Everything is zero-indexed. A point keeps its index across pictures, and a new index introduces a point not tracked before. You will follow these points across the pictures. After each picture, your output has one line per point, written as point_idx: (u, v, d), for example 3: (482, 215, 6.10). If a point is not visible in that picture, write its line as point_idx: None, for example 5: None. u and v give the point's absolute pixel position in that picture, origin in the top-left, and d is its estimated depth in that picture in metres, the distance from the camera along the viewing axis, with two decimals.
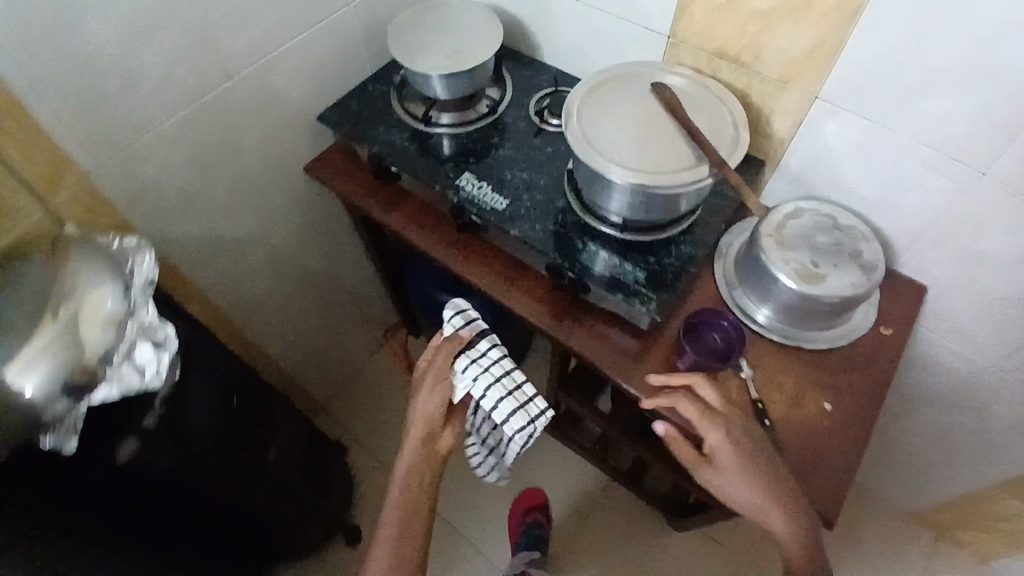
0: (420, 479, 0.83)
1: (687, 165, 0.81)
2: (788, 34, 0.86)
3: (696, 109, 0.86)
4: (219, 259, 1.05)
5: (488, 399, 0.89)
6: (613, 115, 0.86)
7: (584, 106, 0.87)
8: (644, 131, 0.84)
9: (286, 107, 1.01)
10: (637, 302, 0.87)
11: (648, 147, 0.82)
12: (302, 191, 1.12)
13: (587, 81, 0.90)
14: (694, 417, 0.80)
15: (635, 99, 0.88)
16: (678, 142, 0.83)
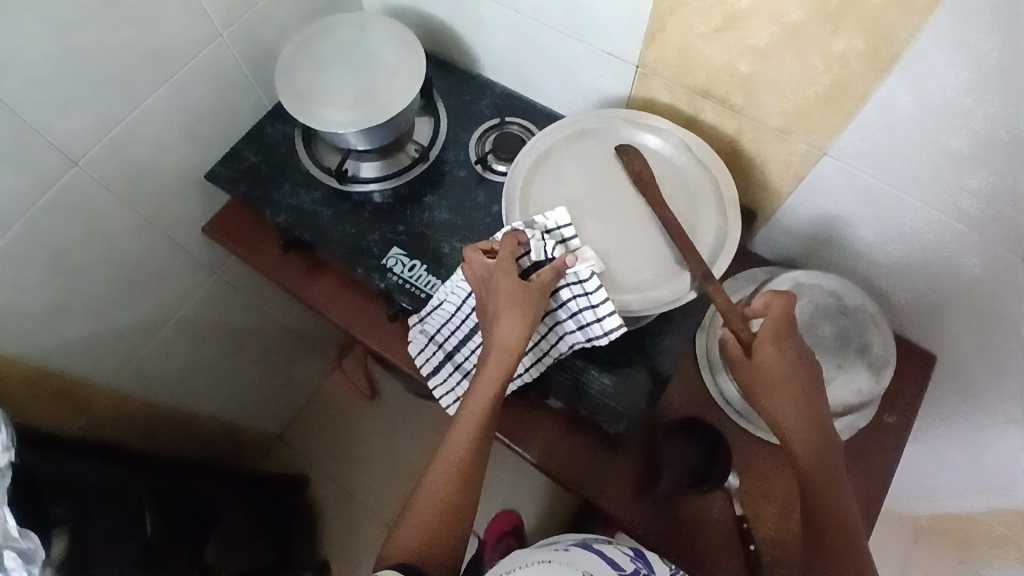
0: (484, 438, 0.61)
1: (661, 273, 0.66)
2: (789, 79, 0.65)
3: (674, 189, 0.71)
4: (115, 350, 0.88)
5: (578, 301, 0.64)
6: (565, 202, 0.70)
7: (530, 188, 0.71)
8: (605, 222, 0.68)
9: (163, 172, 0.82)
10: (603, 421, 0.72)
11: (610, 248, 0.67)
12: (202, 252, 0.94)
13: (534, 148, 0.73)
14: (771, 342, 0.60)
15: (592, 172, 0.71)
16: (651, 239, 0.67)
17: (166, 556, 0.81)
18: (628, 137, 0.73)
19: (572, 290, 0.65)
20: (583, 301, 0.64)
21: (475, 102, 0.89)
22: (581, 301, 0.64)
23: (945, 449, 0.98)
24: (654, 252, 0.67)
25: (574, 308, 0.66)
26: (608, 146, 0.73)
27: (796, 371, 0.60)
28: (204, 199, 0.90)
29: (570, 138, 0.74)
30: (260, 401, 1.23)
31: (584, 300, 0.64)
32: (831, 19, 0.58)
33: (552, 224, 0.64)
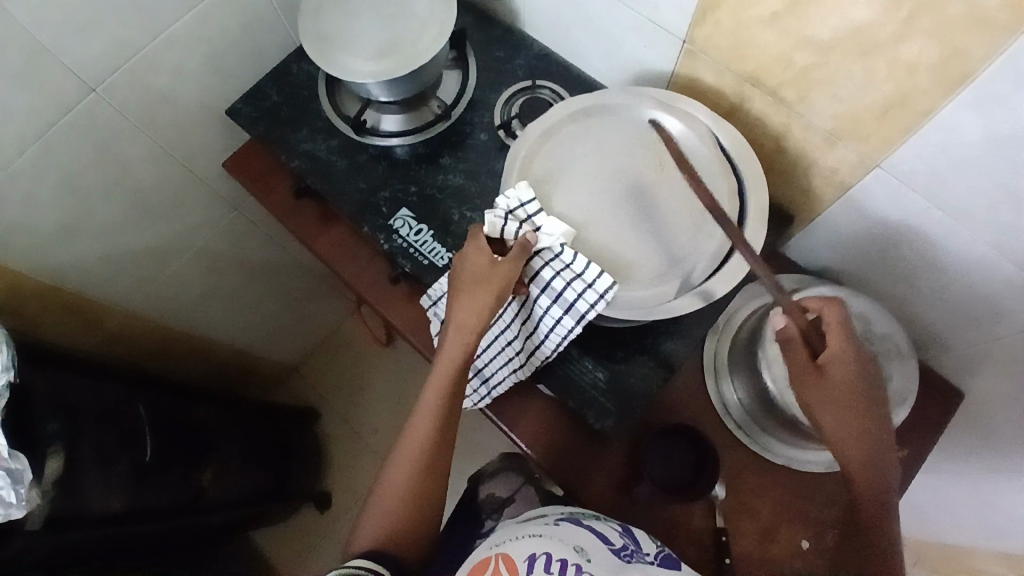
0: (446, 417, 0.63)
1: (661, 267, 0.62)
2: (848, 80, 0.58)
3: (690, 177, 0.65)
4: (130, 274, 0.90)
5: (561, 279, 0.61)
6: (572, 183, 0.65)
7: (538, 161, 0.66)
8: (610, 210, 0.63)
9: (181, 103, 0.80)
10: (590, 416, 0.70)
11: (612, 239, 0.62)
12: (220, 185, 0.93)
13: (546, 118, 0.67)
14: (840, 367, 0.58)
15: (610, 154, 0.66)
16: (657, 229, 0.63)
17: (164, 475, 0.85)
18: (655, 119, 0.67)
19: (559, 267, 0.61)
20: (572, 275, 0.60)
21: (508, 60, 0.84)
22: (569, 275, 0.61)
23: (954, 481, 0.94)
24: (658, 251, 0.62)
25: (560, 286, 0.62)
26: (632, 129, 0.67)
27: (857, 400, 0.58)
28: (223, 132, 0.88)
29: (586, 111, 0.68)
30: (276, 333, 1.26)
31: (573, 273, 0.60)
32: (905, 20, 0.51)
33: (515, 205, 0.61)
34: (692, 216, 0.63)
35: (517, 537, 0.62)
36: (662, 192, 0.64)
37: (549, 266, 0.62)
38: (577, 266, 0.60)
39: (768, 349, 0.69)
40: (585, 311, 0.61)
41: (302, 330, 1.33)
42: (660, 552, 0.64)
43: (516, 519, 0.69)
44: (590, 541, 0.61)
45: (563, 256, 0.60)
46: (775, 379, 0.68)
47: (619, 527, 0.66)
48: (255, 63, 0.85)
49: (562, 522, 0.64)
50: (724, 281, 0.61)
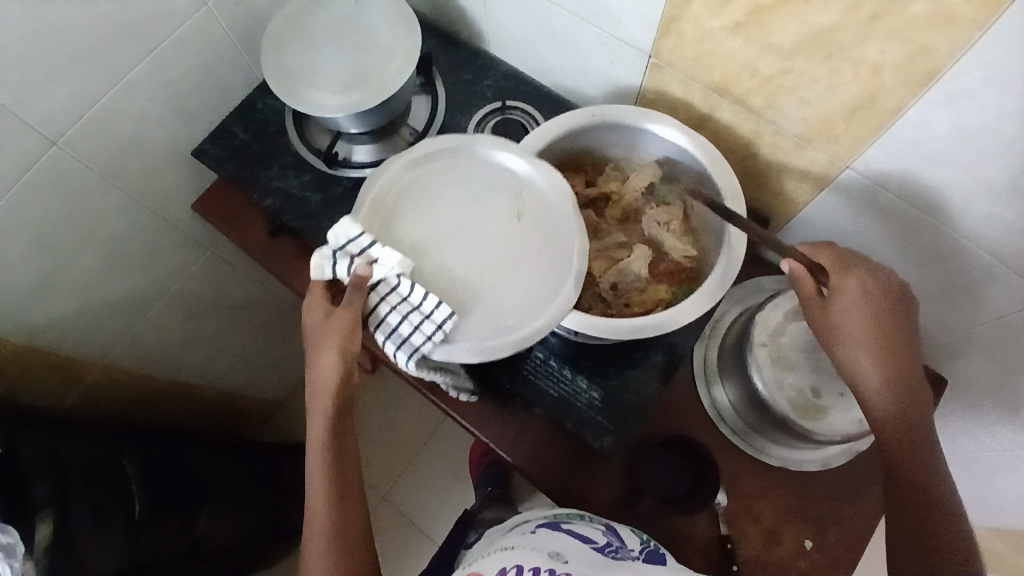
0: (342, 495, 0.65)
1: (513, 308, 0.60)
2: (814, 85, 0.59)
3: (542, 218, 0.63)
4: (107, 325, 0.88)
5: (398, 315, 0.59)
6: (423, 227, 0.63)
7: (398, 203, 0.64)
8: (462, 255, 0.62)
9: (148, 149, 0.79)
10: (587, 435, 0.70)
11: (461, 283, 0.61)
12: (192, 227, 0.91)
13: (405, 155, 0.65)
14: (855, 301, 0.58)
15: (463, 198, 0.65)
16: (512, 274, 0.61)
17: (159, 524, 0.84)
18: (506, 158, 0.66)
19: (397, 302, 0.59)
20: (410, 309, 0.59)
21: (476, 82, 0.84)
22: (406, 310, 0.59)
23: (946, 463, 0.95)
24: (510, 295, 0.60)
25: (397, 322, 0.59)
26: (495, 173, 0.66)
27: (882, 328, 0.58)
28: (191, 174, 0.87)
29: (448, 152, 0.66)
30: (261, 370, 1.24)
31: (411, 306, 0.59)
32: (867, 25, 0.51)
33: (343, 241, 0.59)
34: (544, 256, 0.62)
35: (491, 553, 0.60)
36: (516, 234, 0.63)
37: (385, 301, 0.60)
38: (414, 298, 0.59)
39: (757, 354, 0.69)
40: (422, 343, 0.59)
41: (289, 364, 1.31)
42: (645, 547, 0.63)
43: (502, 530, 0.68)
44: (568, 546, 0.59)
45: (398, 288, 0.59)
46: (766, 384, 0.68)
47: (601, 528, 0.65)
48: (220, 102, 0.84)
49: (539, 529, 0.62)
50: (710, 291, 0.61)
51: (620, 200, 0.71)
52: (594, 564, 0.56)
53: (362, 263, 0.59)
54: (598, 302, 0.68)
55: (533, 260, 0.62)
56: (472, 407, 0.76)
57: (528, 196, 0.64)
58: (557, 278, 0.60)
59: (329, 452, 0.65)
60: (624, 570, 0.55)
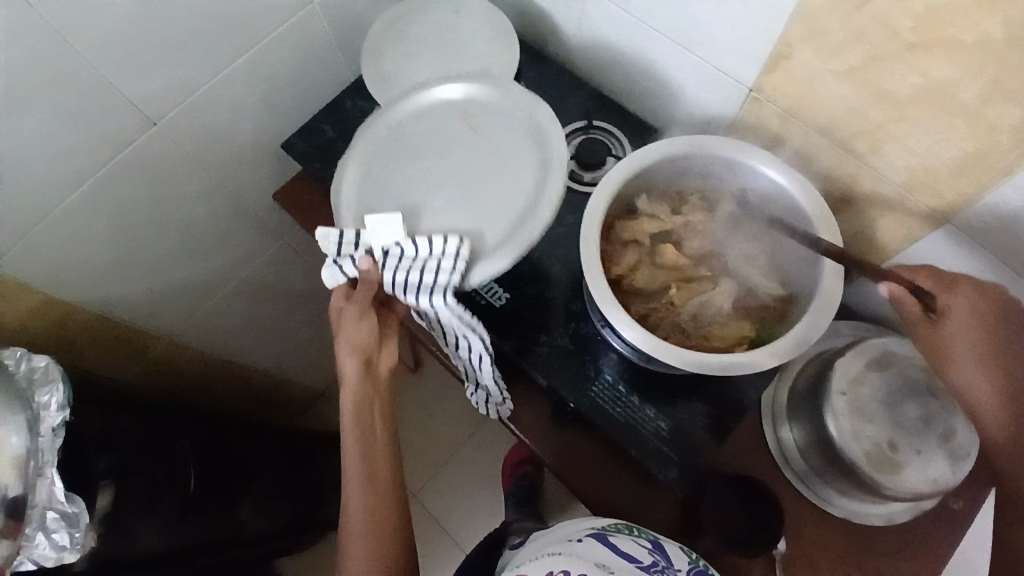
0: (375, 471, 0.70)
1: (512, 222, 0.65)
2: (926, 136, 0.58)
3: (508, 139, 0.70)
4: (175, 304, 0.89)
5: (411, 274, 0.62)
6: (404, 182, 0.69)
7: (373, 169, 0.70)
8: (451, 186, 0.68)
9: (238, 137, 0.80)
10: (652, 466, 0.69)
11: (461, 217, 0.66)
12: (267, 216, 0.93)
13: (358, 139, 0.71)
14: (962, 314, 0.58)
15: (421, 152, 0.70)
16: (507, 192, 0.67)
17: (207, 507, 0.85)
18: (438, 94, 0.72)
19: (409, 262, 0.63)
20: (416, 258, 0.62)
21: (564, 99, 0.84)
22: (418, 263, 0.62)
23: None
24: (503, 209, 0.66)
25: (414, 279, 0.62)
26: (413, 121, 0.72)
27: (996, 341, 0.56)
28: (274, 165, 0.88)
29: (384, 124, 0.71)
30: (310, 360, 1.25)
31: (415, 257, 0.62)
32: (994, 85, 0.50)
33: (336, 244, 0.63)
34: (522, 170, 0.68)
35: (540, 557, 0.59)
36: (495, 155, 0.70)
37: (396, 266, 0.63)
38: (416, 253, 0.63)
39: (835, 402, 0.69)
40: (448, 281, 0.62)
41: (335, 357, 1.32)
42: (693, 567, 0.58)
43: (555, 532, 0.66)
44: (616, 558, 0.57)
45: (400, 252, 0.63)
46: (841, 433, 0.68)
47: (649, 543, 0.61)
48: (311, 96, 0.85)
49: (586, 539, 0.60)
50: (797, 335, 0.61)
51: (705, 232, 0.71)
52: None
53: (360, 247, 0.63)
54: (676, 331, 0.68)
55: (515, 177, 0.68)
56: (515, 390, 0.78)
57: (479, 113, 0.71)
58: (536, 172, 0.68)
59: (360, 433, 0.69)
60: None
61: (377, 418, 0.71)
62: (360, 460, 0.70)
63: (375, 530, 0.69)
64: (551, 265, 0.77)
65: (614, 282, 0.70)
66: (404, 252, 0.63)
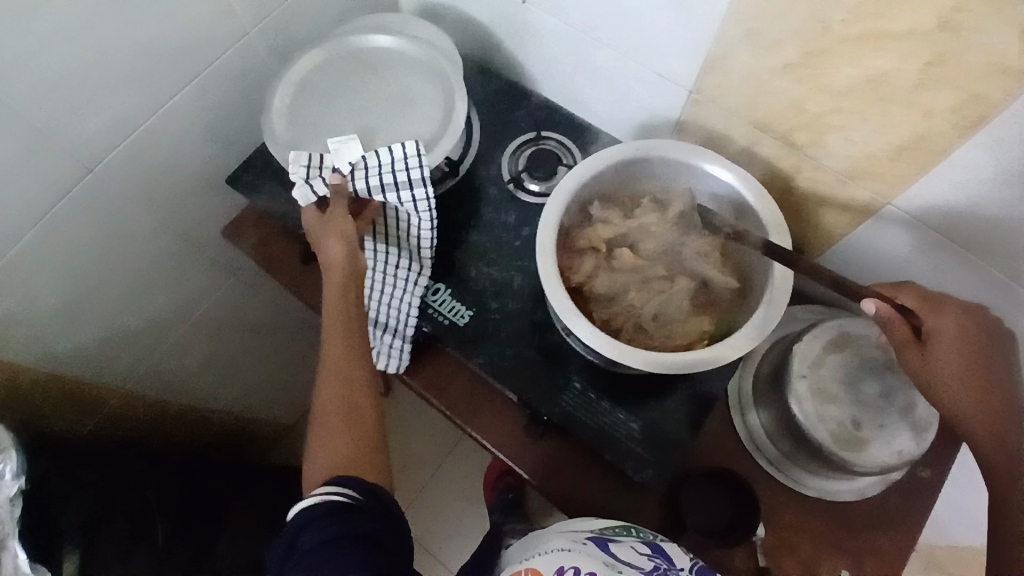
0: (352, 374, 0.65)
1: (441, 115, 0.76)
2: (861, 124, 0.60)
3: (408, 59, 0.79)
4: (130, 350, 0.86)
5: (381, 174, 0.69)
6: (337, 120, 0.76)
7: (298, 110, 0.76)
8: (379, 111, 0.76)
9: (182, 176, 0.78)
10: (629, 468, 0.70)
11: (399, 128, 0.75)
12: (219, 252, 0.90)
13: (283, 89, 0.76)
14: (954, 335, 0.60)
15: (342, 91, 0.77)
16: (427, 100, 0.76)
17: None
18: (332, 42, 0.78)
19: (375, 168, 0.69)
20: (385, 162, 0.68)
21: (511, 112, 0.85)
22: (382, 166, 0.69)
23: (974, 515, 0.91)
24: (432, 111, 0.76)
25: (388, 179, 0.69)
26: (324, 76, 0.77)
27: (977, 354, 0.59)
28: (222, 200, 0.86)
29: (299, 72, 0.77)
30: (276, 393, 1.22)
31: (384, 161, 0.68)
32: (922, 72, 0.53)
33: (305, 164, 0.69)
34: (432, 80, 0.77)
35: (547, 554, 0.61)
36: (402, 73, 0.78)
37: (366, 174, 0.69)
38: (383, 161, 0.69)
39: (798, 386, 0.71)
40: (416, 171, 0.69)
41: (301, 388, 1.29)
42: (693, 566, 0.62)
43: (558, 525, 0.67)
44: (618, 563, 0.58)
45: (365, 163, 0.69)
46: (807, 416, 0.70)
47: (647, 546, 0.62)
48: (255, 129, 0.84)
49: (589, 542, 0.61)
50: (757, 328, 0.63)
51: (660, 233, 0.72)
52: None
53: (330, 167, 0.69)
54: (639, 332, 0.69)
55: (428, 86, 0.77)
56: (471, 383, 0.79)
57: (371, 50, 0.79)
58: (445, 94, 0.76)
59: (342, 322, 0.66)
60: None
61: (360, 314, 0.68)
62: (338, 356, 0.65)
63: (352, 437, 0.63)
64: (513, 278, 0.77)
65: (574, 290, 0.71)
66: (373, 160, 0.69)
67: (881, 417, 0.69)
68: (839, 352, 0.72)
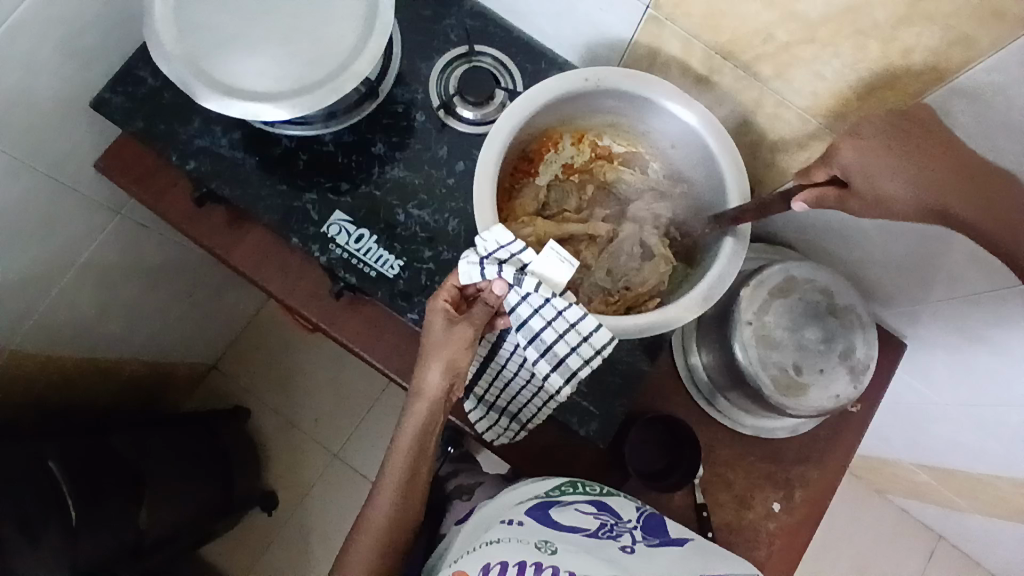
0: (403, 515, 0.61)
1: (364, 16, 0.63)
2: (831, 59, 0.53)
3: None
4: (5, 311, 0.75)
5: (549, 333, 0.57)
6: (234, 26, 0.62)
7: (182, 15, 0.61)
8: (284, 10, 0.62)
9: (37, 106, 0.64)
10: (574, 422, 0.67)
11: (313, 32, 0.62)
12: (98, 189, 0.77)
13: None
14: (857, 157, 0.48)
15: None
16: None
17: (102, 523, 0.77)
18: None
19: (545, 332, 0.57)
20: (569, 336, 0.57)
21: (437, 20, 0.72)
22: (559, 328, 0.57)
23: (971, 453, 0.89)
24: (353, 6, 0.63)
25: (551, 339, 0.58)
26: None
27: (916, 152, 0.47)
28: (91, 128, 0.72)
29: None
30: (192, 332, 1.12)
31: (569, 337, 0.57)
32: (906, 5, 0.46)
33: (493, 246, 0.55)
34: None
35: (474, 549, 0.55)
36: None
37: (543, 321, 0.57)
38: (561, 348, 0.58)
39: (743, 331, 0.68)
40: (577, 366, 0.58)
41: (218, 325, 1.18)
42: (641, 515, 0.59)
43: (493, 505, 0.63)
44: (557, 534, 0.55)
45: (546, 320, 0.56)
46: (751, 363, 0.68)
47: (593, 506, 0.59)
48: (122, 39, 0.68)
49: (525, 518, 0.57)
50: (713, 289, 0.59)
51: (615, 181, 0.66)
52: (586, 552, 0.51)
53: (527, 276, 0.54)
54: (598, 292, 0.64)
55: None
56: (404, 339, 0.71)
57: None
58: None
59: (410, 462, 0.61)
60: (621, 563, 0.51)
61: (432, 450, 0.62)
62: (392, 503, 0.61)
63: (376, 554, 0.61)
64: (448, 222, 0.69)
65: None
66: (565, 332, 0.57)
67: (821, 363, 0.69)
68: (786, 297, 0.70)
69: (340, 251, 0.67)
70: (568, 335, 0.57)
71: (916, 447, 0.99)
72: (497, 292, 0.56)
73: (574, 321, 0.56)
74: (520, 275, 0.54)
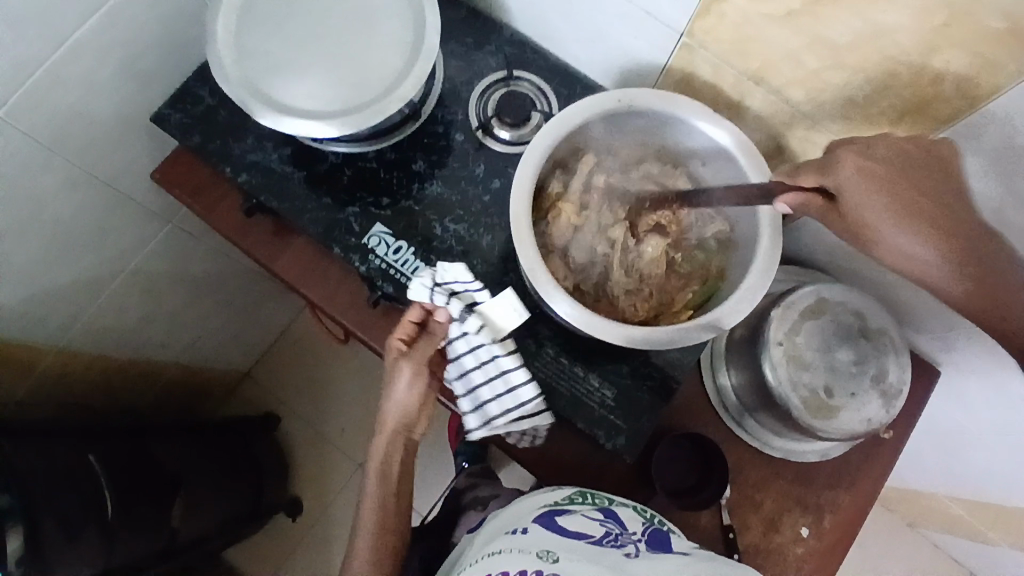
0: (386, 515, 0.71)
1: (409, 41, 0.66)
2: (860, 84, 0.55)
3: None
4: (59, 311, 0.79)
5: (479, 374, 0.66)
6: (289, 49, 0.66)
7: (241, 37, 0.66)
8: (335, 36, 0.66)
9: (103, 118, 0.69)
10: (600, 435, 0.68)
11: (362, 55, 0.66)
12: (152, 198, 0.81)
13: (222, 14, 0.66)
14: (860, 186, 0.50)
15: (290, 13, 0.66)
16: (392, 23, 0.67)
17: (137, 518, 0.79)
18: None
19: (476, 372, 0.66)
20: (496, 381, 0.66)
21: (477, 46, 0.76)
22: (489, 373, 0.66)
23: (1008, 485, 0.87)
24: (400, 31, 0.67)
25: (479, 380, 0.66)
26: None
27: (905, 187, 0.50)
28: (149, 141, 0.76)
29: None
30: (228, 341, 1.16)
31: (496, 382, 0.66)
32: (935, 32, 0.48)
33: (448, 280, 0.64)
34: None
35: (480, 559, 0.57)
36: None
37: (473, 361, 0.66)
38: (485, 393, 0.66)
39: (773, 351, 0.69)
40: (495, 414, 0.66)
41: (253, 335, 1.22)
42: (647, 528, 0.60)
43: (498, 519, 0.64)
44: (562, 541, 0.55)
45: (478, 361, 0.66)
46: (781, 383, 0.68)
47: (599, 512, 0.61)
48: (183, 60, 0.73)
49: (531, 525, 0.58)
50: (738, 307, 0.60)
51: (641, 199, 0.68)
52: (588, 559, 0.52)
53: (472, 316, 0.64)
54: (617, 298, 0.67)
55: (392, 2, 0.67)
56: None
57: None
58: (412, 12, 0.67)
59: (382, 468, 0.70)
60: (623, 564, 0.52)
61: (400, 458, 0.71)
62: (376, 505, 0.71)
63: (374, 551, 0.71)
64: (482, 237, 0.71)
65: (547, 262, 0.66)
66: (493, 378, 0.66)
67: (852, 386, 0.69)
68: (817, 318, 0.70)
69: (379, 261, 0.70)
70: (495, 382, 0.66)
71: (950, 479, 0.97)
72: (441, 324, 0.64)
73: (504, 370, 0.66)
74: (464, 313, 0.64)
